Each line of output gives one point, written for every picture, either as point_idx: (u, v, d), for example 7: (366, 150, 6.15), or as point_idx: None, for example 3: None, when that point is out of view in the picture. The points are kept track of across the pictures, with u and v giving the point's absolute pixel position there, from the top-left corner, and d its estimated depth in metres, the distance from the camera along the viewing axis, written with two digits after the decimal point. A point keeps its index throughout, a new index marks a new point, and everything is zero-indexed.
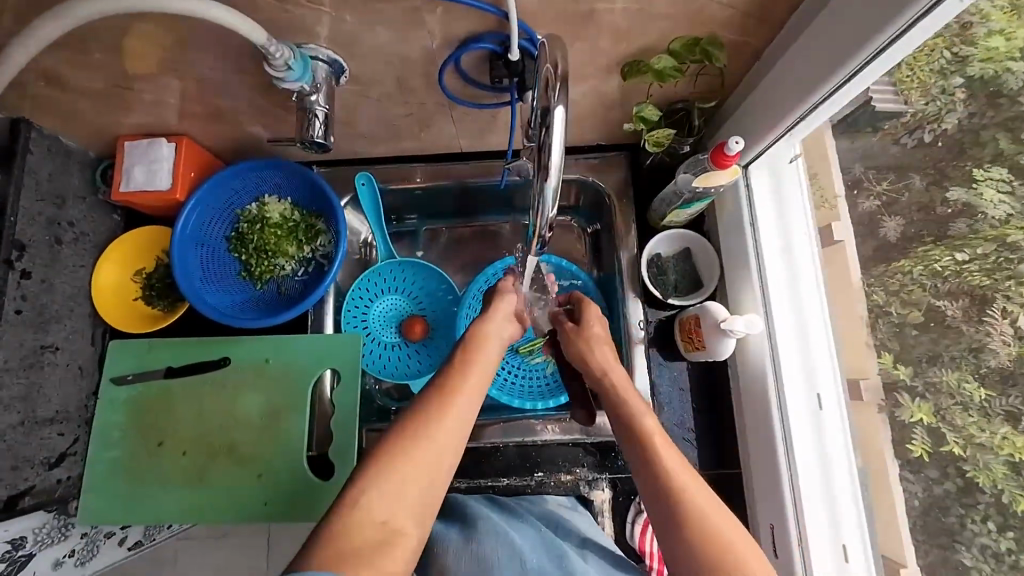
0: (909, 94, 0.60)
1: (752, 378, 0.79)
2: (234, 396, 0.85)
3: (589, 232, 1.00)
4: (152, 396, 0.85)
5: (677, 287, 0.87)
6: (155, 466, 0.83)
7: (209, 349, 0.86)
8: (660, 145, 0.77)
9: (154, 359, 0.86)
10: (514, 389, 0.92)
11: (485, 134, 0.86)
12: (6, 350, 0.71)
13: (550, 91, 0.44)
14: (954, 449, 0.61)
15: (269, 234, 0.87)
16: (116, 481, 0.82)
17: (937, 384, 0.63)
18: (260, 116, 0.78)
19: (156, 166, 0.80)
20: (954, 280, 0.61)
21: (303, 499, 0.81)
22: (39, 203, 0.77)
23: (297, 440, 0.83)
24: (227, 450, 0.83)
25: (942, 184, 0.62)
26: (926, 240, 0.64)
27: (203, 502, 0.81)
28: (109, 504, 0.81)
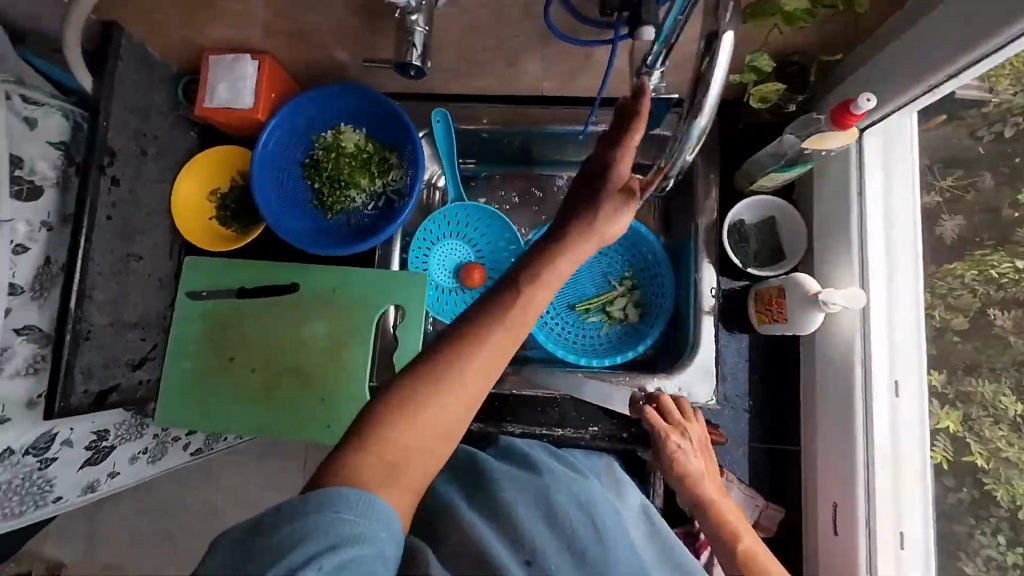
0: (997, 83, 0.61)
1: (837, 357, 0.73)
2: (302, 323, 0.87)
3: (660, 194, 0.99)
4: (225, 315, 0.88)
5: (757, 256, 0.82)
6: (227, 382, 0.87)
7: (281, 274, 0.88)
8: (765, 101, 0.71)
9: (229, 278, 0.88)
10: (568, 342, 1.00)
11: (573, 77, 0.82)
12: (99, 253, 0.74)
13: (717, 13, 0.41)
14: (976, 459, 0.66)
15: (344, 164, 0.87)
16: (189, 393, 0.86)
17: (970, 393, 0.67)
18: (348, 37, 0.76)
19: (239, 83, 0.78)
20: (1010, 288, 0.64)
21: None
22: (128, 112, 0.77)
23: (361, 368, 0.85)
24: (295, 372, 0.86)
25: (1013, 184, 0.64)
26: (986, 244, 0.66)
27: (269, 419, 0.85)
28: (184, 409, 0.86)
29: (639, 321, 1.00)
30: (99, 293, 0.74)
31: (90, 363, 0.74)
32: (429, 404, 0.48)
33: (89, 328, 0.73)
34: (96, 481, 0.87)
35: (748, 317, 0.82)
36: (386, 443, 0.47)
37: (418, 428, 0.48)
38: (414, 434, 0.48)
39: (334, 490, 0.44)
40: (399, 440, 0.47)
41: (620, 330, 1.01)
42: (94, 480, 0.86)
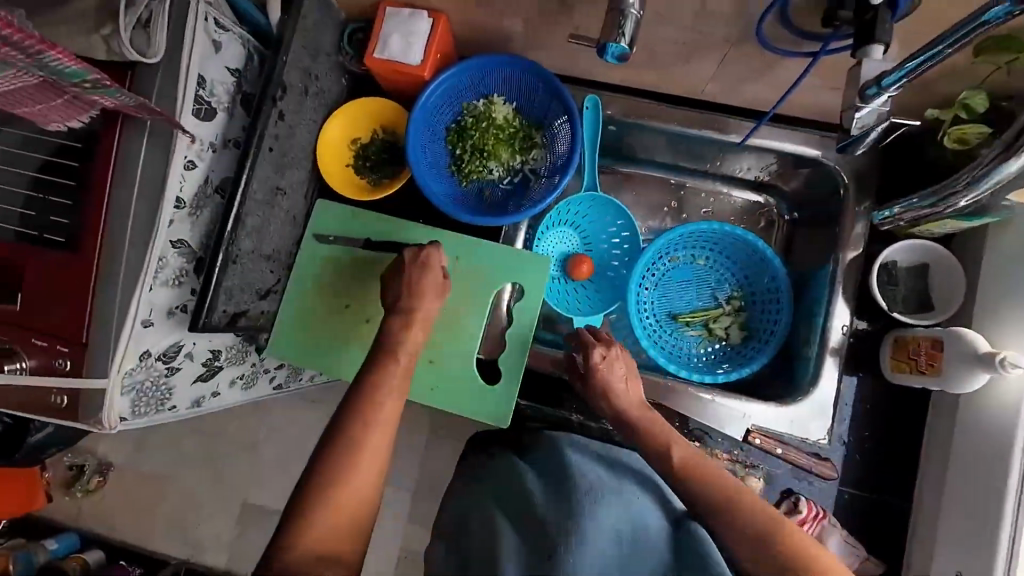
0: None
1: (993, 431, 0.66)
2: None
3: (787, 219, 0.99)
4: (347, 264, 0.89)
5: (905, 301, 0.78)
6: (338, 328, 0.88)
7: (406, 232, 0.88)
8: (962, 144, 0.67)
9: (357, 227, 0.89)
10: (668, 350, 0.99)
11: (741, 83, 0.79)
12: (259, 181, 0.77)
13: None
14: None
15: (490, 135, 0.86)
16: (301, 331, 0.88)
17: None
18: (532, 11, 0.75)
19: (412, 37, 0.78)
20: None
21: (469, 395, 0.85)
22: (302, 50, 0.79)
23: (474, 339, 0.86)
24: None
25: None
26: None
27: (375, 370, 0.87)
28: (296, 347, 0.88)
29: (744, 343, 0.98)
30: (250, 220, 0.77)
31: (232, 285, 0.76)
32: (355, 470, 0.61)
33: (238, 251, 0.76)
34: (203, 397, 0.91)
35: (881, 362, 0.79)
36: (333, 487, 0.60)
37: (351, 480, 0.61)
38: (354, 480, 0.61)
39: None
40: (319, 526, 0.58)
41: (718, 349, 1.00)
42: (201, 395, 0.90)
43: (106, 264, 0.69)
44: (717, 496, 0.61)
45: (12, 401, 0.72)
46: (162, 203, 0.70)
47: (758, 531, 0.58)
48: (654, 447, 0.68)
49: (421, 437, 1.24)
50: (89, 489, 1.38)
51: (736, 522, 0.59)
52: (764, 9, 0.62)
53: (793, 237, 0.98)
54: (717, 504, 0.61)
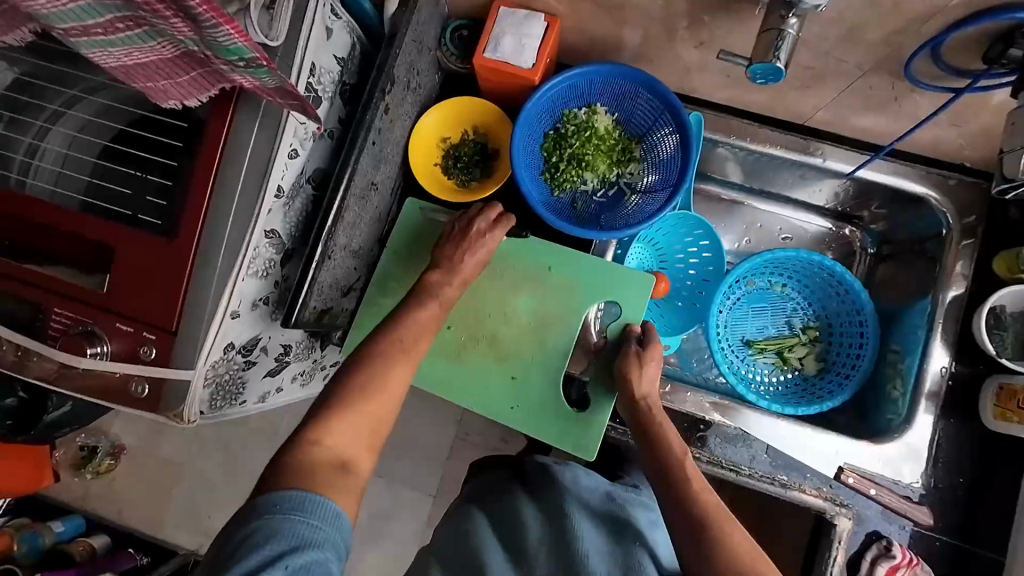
0: None
1: None
2: (508, 298, 0.82)
3: (869, 253, 0.98)
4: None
5: (1010, 347, 0.77)
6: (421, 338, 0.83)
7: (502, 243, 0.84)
8: None
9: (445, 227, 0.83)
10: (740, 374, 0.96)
11: (856, 112, 0.77)
12: (360, 175, 0.74)
13: None
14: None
15: (590, 145, 0.84)
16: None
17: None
18: (659, 24, 0.73)
19: (526, 40, 0.76)
20: None
21: (558, 418, 0.81)
22: (411, 43, 0.77)
23: (559, 353, 0.81)
24: (490, 340, 0.82)
25: None
26: None
27: (460, 387, 0.82)
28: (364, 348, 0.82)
29: (822, 377, 0.95)
30: (347, 216, 0.74)
31: (323, 280, 0.74)
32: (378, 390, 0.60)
33: (333, 246, 0.73)
34: (268, 392, 0.88)
35: (981, 409, 0.77)
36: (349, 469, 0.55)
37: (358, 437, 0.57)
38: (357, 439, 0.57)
39: (285, 495, 0.50)
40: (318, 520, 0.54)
41: (792, 380, 0.97)
42: (267, 391, 0.87)
43: (203, 253, 0.66)
44: (710, 526, 0.59)
45: (87, 385, 0.68)
46: (265, 190, 0.67)
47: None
48: (648, 432, 0.69)
49: (460, 444, 1.21)
50: (99, 472, 1.33)
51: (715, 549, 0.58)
52: (913, 53, 0.61)
53: (875, 270, 0.97)
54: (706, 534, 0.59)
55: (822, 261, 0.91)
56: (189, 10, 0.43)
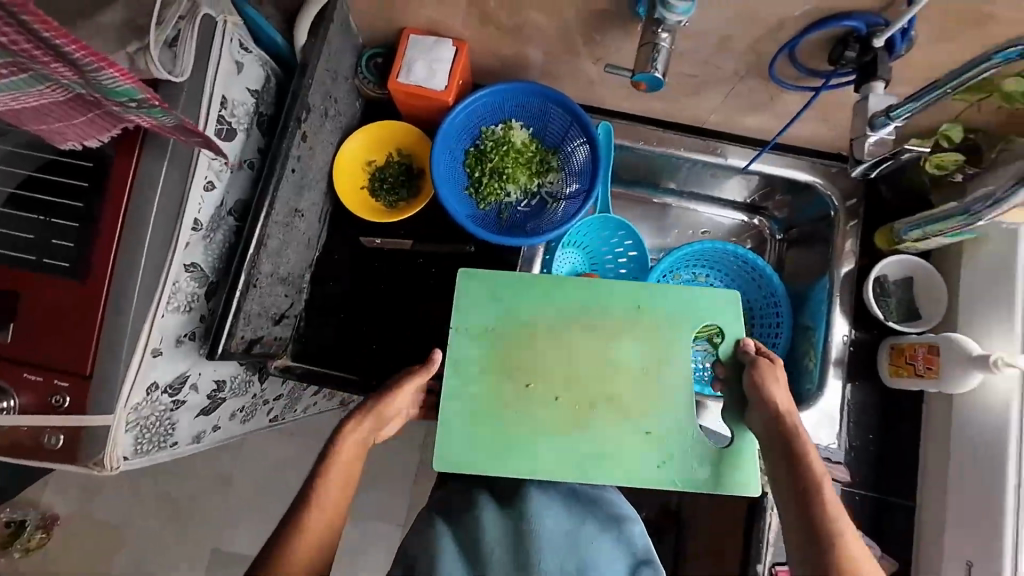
0: None
1: (982, 424, 0.72)
2: (609, 352, 0.71)
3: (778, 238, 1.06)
4: (510, 338, 0.71)
5: (895, 311, 0.85)
6: (499, 421, 0.68)
7: (562, 295, 0.73)
8: (941, 169, 0.75)
9: (515, 297, 0.72)
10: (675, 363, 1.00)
11: (743, 113, 0.85)
12: (280, 203, 0.75)
13: None
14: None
15: (509, 158, 0.89)
16: (495, 447, 0.68)
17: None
18: (557, 42, 0.78)
19: (437, 65, 0.80)
20: None
21: (713, 467, 0.68)
22: (325, 72, 0.79)
23: (686, 392, 0.70)
24: (607, 400, 0.69)
25: None
26: None
27: (574, 469, 0.67)
28: (497, 458, 0.67)
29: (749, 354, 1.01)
30: (270, 243, 0.74)
31: (250, 309, 0.73)
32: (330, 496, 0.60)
33: (257, 274, 0.73)
34: (203, 432, 0.85)
35: (879, 370, 0.85)
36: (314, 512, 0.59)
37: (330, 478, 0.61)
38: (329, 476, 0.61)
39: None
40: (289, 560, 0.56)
41: None
42: (201, 431, 0.84)
43: (116, 294, 0.65)
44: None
45: None
46: (180, 224, 0.67)
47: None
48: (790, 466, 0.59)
49: (419, 465, 1.20)
50: (28, 549, 1.21)
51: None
52: (774, 55, 0.70)
53: (784, 255, 1.05)
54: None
55: (734, 250, 0.99)
56: (65, 55, 0.44)
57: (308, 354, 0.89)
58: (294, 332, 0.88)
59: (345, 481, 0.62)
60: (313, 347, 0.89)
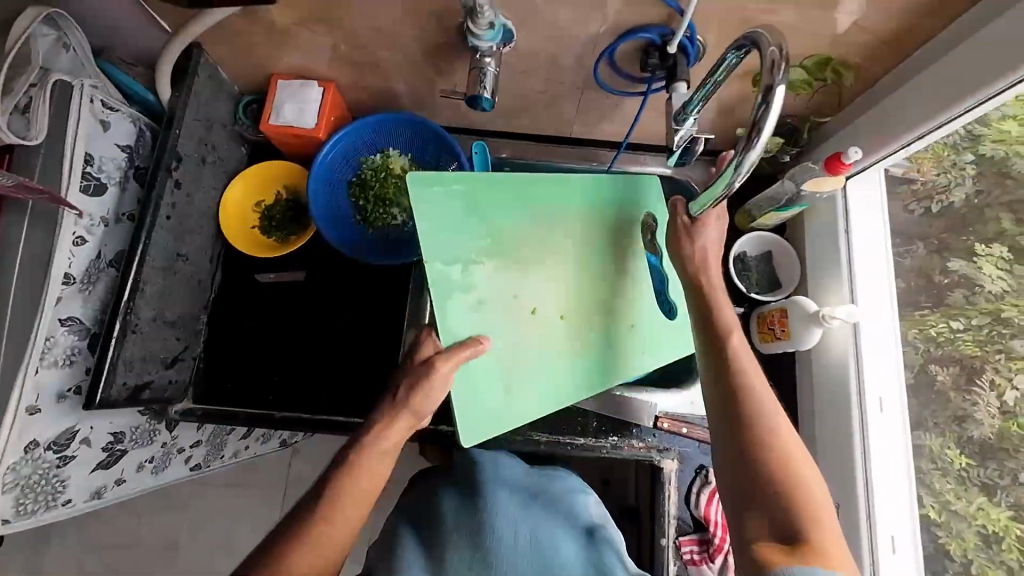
0: (924, 164, 0.79)
1: (830, 369, 0.83)
2: (572, 255, 0.77)
3: None
4: (490, 253, 0.74)
5: (758, 283, 0.94)
6: (495, 330, 0.74)
7: (522, 205, 0.76)
8: (768, 152, 0.84)
9: (492, 217, 0.75)
10: None
11: (599, 121, 0.93)
12: (156, 249, 0.77)
13: (772, 72, 0.45)
14: (929, 513, 0.77)
15: (390, 184, 0.93)
16: (488, 364, 0.74)
17: (920, 446, 0.79)
18: (414, 73, 0.84)
19: (304, 105, 0.86)
20: (946, 346, 0.77)
21: (677, 338, 0.80)
22: (195, 122, 0.83)
23: (648, 278, 0.79)
24: (590, 299, 0.77)
25: (942, 253, 0.79)
26: (924, 307, 0.81)
27: (561, 360, 0.76)
28: (495, 380, 0.74)
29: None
30: (149, 288, 0.76)
31: (131, 355, 0.74)
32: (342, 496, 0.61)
33: (136, 321, 0.75)
34: (104, 487, 0.85)
35: (751, 338, 0.92)
36: (322, 533, 0.58)
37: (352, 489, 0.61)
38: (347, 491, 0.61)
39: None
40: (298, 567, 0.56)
41: None
42: (102, 486, 0.84)
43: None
44: (777, 452, 0.60)
45: None
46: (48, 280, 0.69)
47: (786, 499, 0.58)
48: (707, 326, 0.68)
49: None
50: None
51: (759, 460, 0.60)
52: (596, 57, 0.75)
53: None
54: (774, 458, 0.59)
55: None
56: None
57: (211, 394, 0.89)
58: (195, 375, 0.89)
59: (364, 499, 0.62)
60: (215, 387, 0.89)
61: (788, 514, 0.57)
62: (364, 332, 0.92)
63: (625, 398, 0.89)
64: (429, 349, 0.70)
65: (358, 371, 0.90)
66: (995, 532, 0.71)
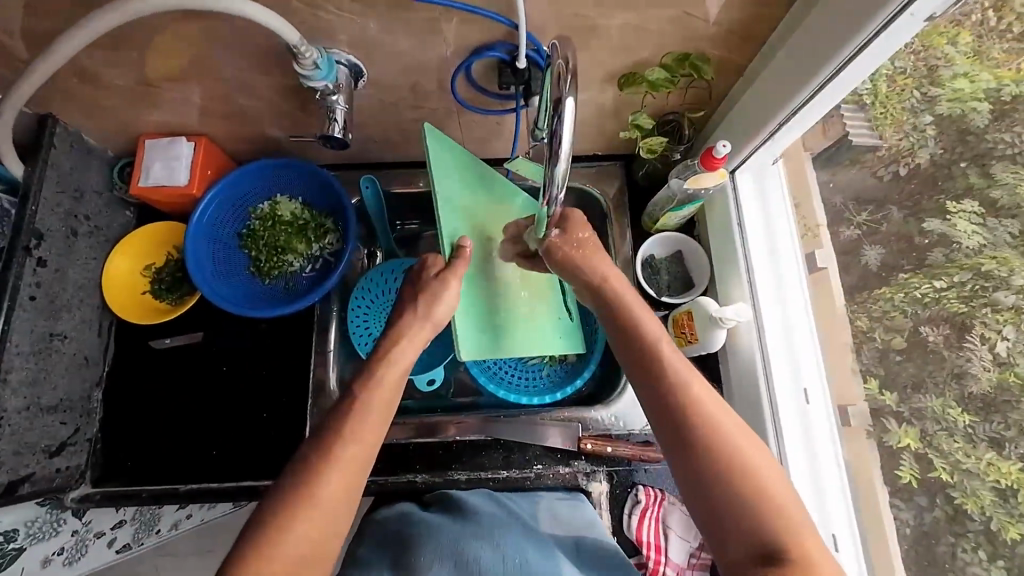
0: (883, 129, 0.71)
1: (741, 364, 0.83)
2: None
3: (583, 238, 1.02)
4: (475, 213, 0.77)
5: (670, 287, 0.92)
6: (483, 282, 0.78)
7: (491, 180, 0.80)
8: (653, 152, 0.81)
9: (472, 184, 0.78)
10: (510, 384, 0.90)
11: (488, 141, 0.90)
12: (19, 334, 0.72)
13: (560, 83, 0.46)
14: (942, 475, 0.65)
15: (280, 231, 0.91)
16: (479, 309, 0.77)
17: (922, 410, 0.68)
18: (281, 116, 0.82)
19: (174, 162, 0.84)
20: (934, 306, 0.67)
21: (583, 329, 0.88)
22: (59, 194, 0.78)
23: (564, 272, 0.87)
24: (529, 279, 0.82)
25: (918, 216, 0.69)
26: (906, 270, 0.70)
27: (527, 322, 0.82)
28: (476, 338, 0.76)
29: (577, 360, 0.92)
30: (15, 375, 0.71)
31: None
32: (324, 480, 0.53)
33: (0, 413, 0.69)
34: None
35: None
36: (351, 442, 0.55)
37: (380, 401, 0.59)
38: (372, 401, 0.59)
39: None
40: (326, 490, 0.52)
41: (562, 371, 0.92)
42: None
43: None
44: (734, 463, 0.53)
45: None
46: None
47: (755, 513, 0.51)
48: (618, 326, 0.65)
49: None
50: None
51: (716, 477, 0.53)
52: (453, 71, 0.71)
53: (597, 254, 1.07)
54: (731, 467, 0.53)
55: None
56: None
57: (111, 476, 0.84)
58: (92, 457, 0.84)
59: (386, 413, 0.59)
60: (115, 468, 0.85)
61: (758, 532, 0.50)
62: (269, 389, 0.88)
63: (546, 421, 0.86)
64: (438, 264, 0.70)
65: (264, 431, 0.86)
66: (1010, 485, 0.60)
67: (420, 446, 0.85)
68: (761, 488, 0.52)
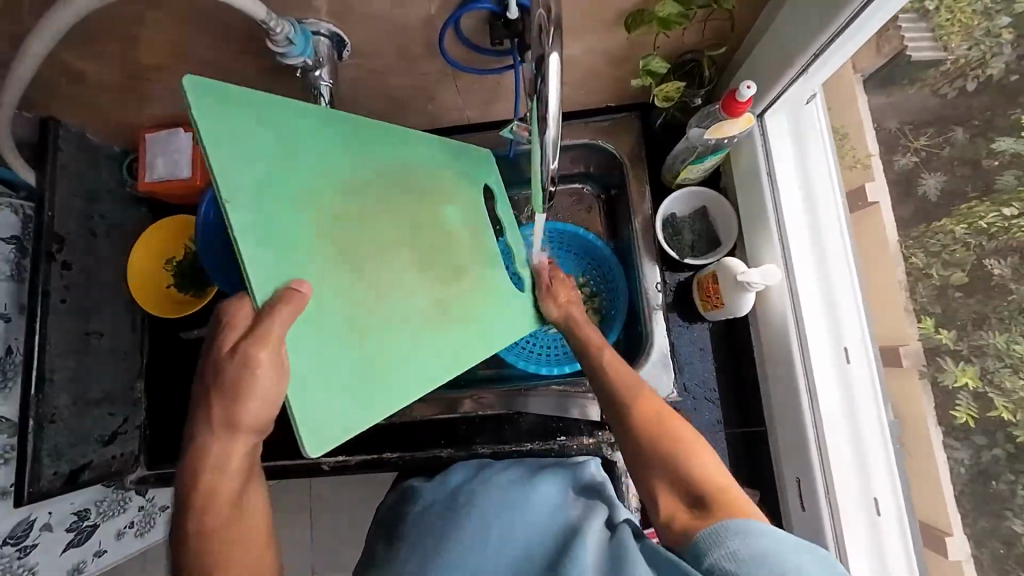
0: (949, 39, 0.59)
1: (773, 328, 0.79)
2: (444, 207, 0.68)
3: (602, 198, 0.96)
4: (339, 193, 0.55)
5: (693, 246, 0.87)
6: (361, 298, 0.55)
7: (355, 141, 0.59)
8: (670, 99, 0.73)
9: (322, 149, 0.55)
10: (527, 354, 0.92)
11: (490, 102, 0.83)
12: (57, 336, 0.75)
13: (543, 37, 0.40)
14: (1002, 414, 0.61)
15: None
16: (354, 339, 0.54)
17: (984, 347, 0.62)
18: (271, 98, 0.78)
19: (177, 155, 0.83)
20: (1003, 236, 0.60)
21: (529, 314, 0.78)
22: (72, 197, 0.79)
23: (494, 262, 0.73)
24: (454, 268, 0.67)
25: (987, 135, 0.61)
26: (970, 196, 0.63)
27: (460, 333, 0.65)
28: (353, 381, 0.53)
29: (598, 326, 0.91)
30: (60, 374, 0.76)
31: (58, 444, 0.75)
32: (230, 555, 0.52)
33: (52, 410, 0.74)
34: (82, 562, 0.87)
35: (696, 305, 0.86)
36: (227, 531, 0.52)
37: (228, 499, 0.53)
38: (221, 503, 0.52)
39: None
40: None
41: None
42: (80, 561, 0.87)
43: None
44: (657, 429, 0.61)
45: None
46: None
47: (671, 470, 0.58)
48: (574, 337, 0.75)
49: None
50: None
51: (643, 447, 0.61)
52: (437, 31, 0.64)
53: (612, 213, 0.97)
54: (658, 435, 0.61)
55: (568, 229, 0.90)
56: None
57: (161, 459, 0.91)
58: (142, 442, 0.91)
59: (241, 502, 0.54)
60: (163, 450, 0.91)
61: (682, 483, 0.56)
62: None
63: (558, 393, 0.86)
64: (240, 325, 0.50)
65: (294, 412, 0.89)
66: None
67: (443, 421, 0.86)
68: (675, 457, 0.58)
